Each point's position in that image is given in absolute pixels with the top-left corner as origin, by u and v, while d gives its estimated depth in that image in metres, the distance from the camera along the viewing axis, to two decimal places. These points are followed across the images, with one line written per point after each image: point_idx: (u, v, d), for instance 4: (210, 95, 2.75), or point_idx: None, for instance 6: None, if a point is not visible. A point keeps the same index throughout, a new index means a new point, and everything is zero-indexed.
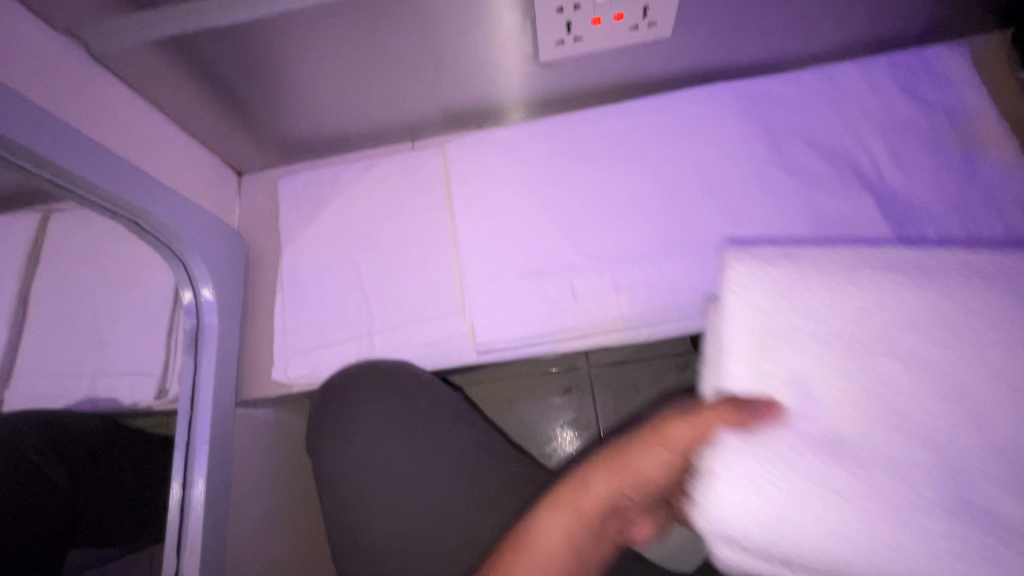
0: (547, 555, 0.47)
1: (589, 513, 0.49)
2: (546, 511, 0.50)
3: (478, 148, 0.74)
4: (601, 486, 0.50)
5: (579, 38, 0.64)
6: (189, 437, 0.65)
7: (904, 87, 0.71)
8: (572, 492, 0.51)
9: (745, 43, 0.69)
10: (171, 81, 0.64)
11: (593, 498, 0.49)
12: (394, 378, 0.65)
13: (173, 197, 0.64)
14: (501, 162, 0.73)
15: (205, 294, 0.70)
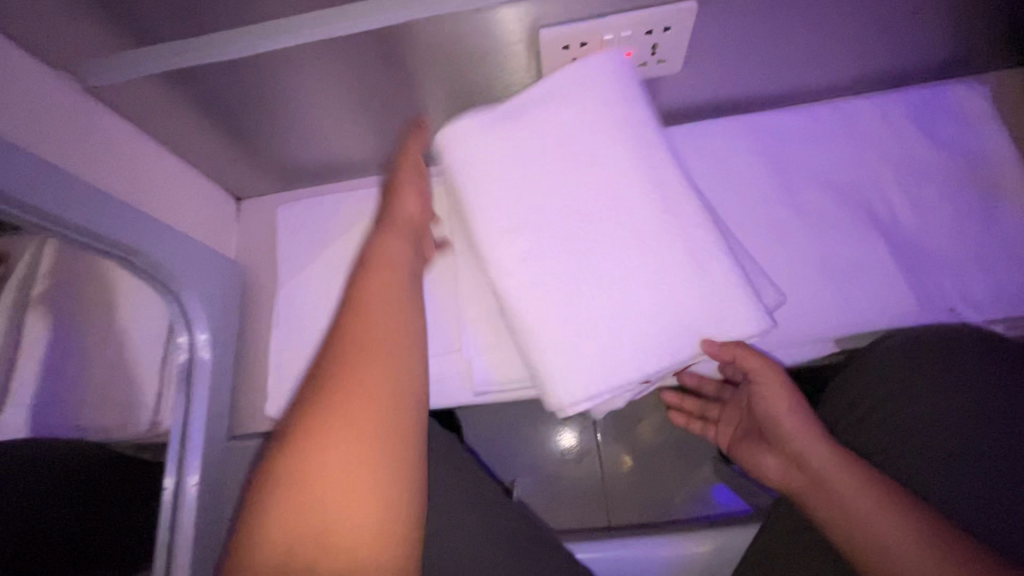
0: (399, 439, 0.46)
1: (403, 364, 0.48)
2: (361, 359, 0.47)
3: (483, 144, 0.59)
4: (399, 323, 0.51)
5: (586, 45, 0.58)
6: (177, 479, 0.65)
7: (920, 128, 0.68)
8: (360, 345, 0.48)
9: (756, 78, 0.67)
10: (167, 112, 0.62)
11: (385, 336, 0.50)
12: None
13: (169, 234, 0.62)
14: (513, 159, 0.58)
15: (200, 336, 0.66)
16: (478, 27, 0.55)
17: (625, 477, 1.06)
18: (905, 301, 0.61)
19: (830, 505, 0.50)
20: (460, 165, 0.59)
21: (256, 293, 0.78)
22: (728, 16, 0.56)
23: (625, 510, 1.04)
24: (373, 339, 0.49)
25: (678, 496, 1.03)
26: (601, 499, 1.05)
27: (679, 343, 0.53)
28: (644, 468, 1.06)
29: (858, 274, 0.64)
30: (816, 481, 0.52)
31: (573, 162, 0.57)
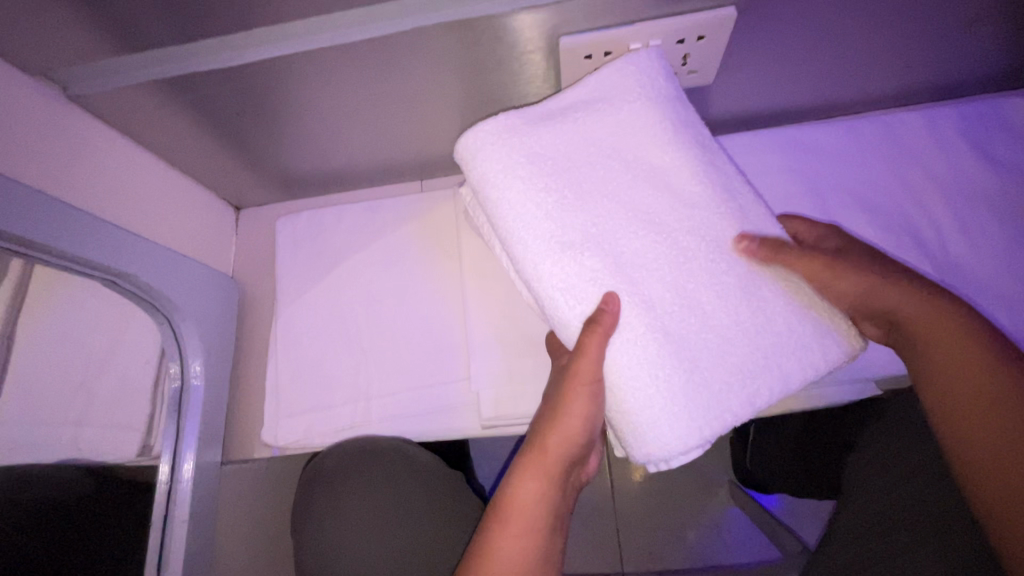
0: (524, 514, 0.45)
1: (534, 532, 0.45)
2: (508, 524, 0.45)
3: (514, 155, 0.47)
4: (536, 488, 0.46)
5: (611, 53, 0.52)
6: (166, 513, 0.62)
7: (974, 144, 0.62)
8: (505, 510, 0.46)
9: (790, 89, 0.62)
10: (155, 122, 0.59)
11: (526, 505, 0.46)
12: (370, 457, 0.62)
13: (156, 252, 0.59)
14: (548, 169, 0.47)
15: (194, 365, 0.65)
16: (492, 35, 0.50)
17: (638, 498, 1.02)
18: None
19: (936, 324, 0.44)
20: (493, 183, 0.47)
21: (254, 308, 0.75)
22: (767, 24, 0.51)
23: (637, 531, 1.01)
24: (520, 506, 0.46)
25: (692, 516, 1.00)
26: (611, 520, 1.02)
27: (790, 370, 0.46)
28: (658, 489, 1.02)
29: None
30: (925, 315, 0.45)
31: (625, 172, 0.48)
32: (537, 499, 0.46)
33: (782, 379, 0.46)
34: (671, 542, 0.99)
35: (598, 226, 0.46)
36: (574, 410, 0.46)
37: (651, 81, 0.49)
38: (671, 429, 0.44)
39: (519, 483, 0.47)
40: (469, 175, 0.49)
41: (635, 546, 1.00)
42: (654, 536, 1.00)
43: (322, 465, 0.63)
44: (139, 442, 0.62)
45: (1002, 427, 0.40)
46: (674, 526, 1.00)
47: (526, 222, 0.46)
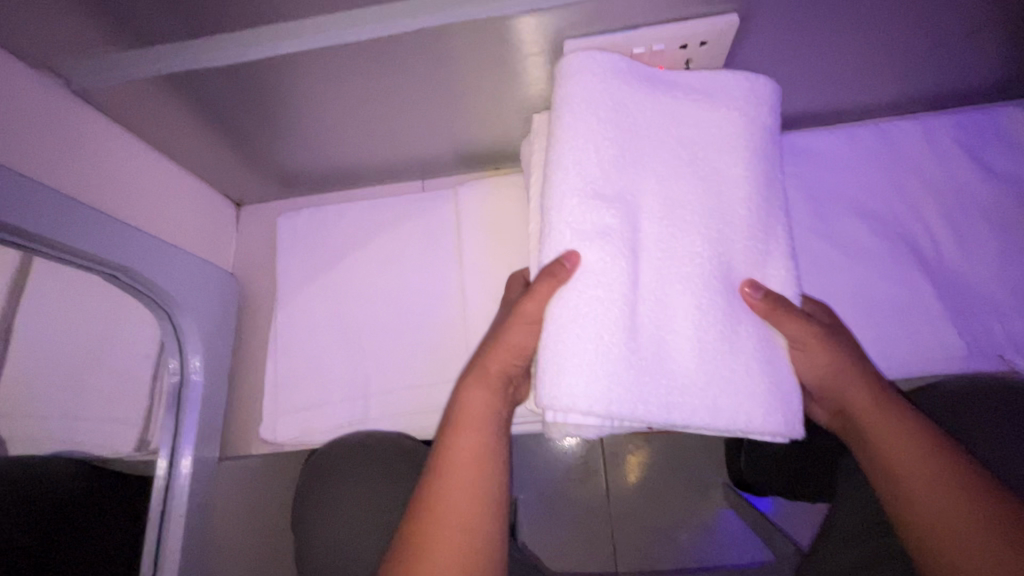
0: (471, 421, 0.48)
1: (484, 438, 0.47)
2: (458, 429, 0.47)
3: (600, 104, 0.48)
4: (480, 395, 0.49)
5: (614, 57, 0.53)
6: (163, 508, 0.62)
7: (970, 153, 0.63)
8: (454, 421, 0.48)
9: (789, 96, 0.63)
10: (158, 117, 0.59)
11: (474, 415, 0.48)
12: (377, 456, 0.60)
13: (158, 247, 0.59)
14: (609, 131, 0.48)
15: (194, 361, 0.65)
16: (496, 36, 0.51)
17: (633, 500, 1.03)
18: (951, 346, 0.57)
19: (879, 425, 0.45)
20: (567, 112, 0.47)
21: (253, 305, 0.75)
22: (769, 31, 0.51)
23: (632, 532, 1.01)
24: (471, 413, 0.48)
25: (687, 517, 1.01)
26: (606, 521, 1.02)
27: (722, 403, 0.44)
28: (653, 491, 1.03)
29: (899, 313, 0.59)
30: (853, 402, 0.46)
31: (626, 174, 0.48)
32: (483, 405, 0.48)
33: (711, 412, 0.44)
34: (665, 542, 1.00)
35: (613, 205, 0.46)
36: (515, 334, 0.48)
37: (733, 96, 0.51)
38: (584, 392, 0.42)
39: (465, 395, 0.49)
40: (557, 89, 0.48)
41: (630, 547, 1.01)
42: (648, 536, 1.01)
43: (320, 461, 0.63)
44: (137, 437, 0.62)
45: (947, 515, 0.41)
46: (669, 527, 1.01)
47: (558, 162, 0.47)
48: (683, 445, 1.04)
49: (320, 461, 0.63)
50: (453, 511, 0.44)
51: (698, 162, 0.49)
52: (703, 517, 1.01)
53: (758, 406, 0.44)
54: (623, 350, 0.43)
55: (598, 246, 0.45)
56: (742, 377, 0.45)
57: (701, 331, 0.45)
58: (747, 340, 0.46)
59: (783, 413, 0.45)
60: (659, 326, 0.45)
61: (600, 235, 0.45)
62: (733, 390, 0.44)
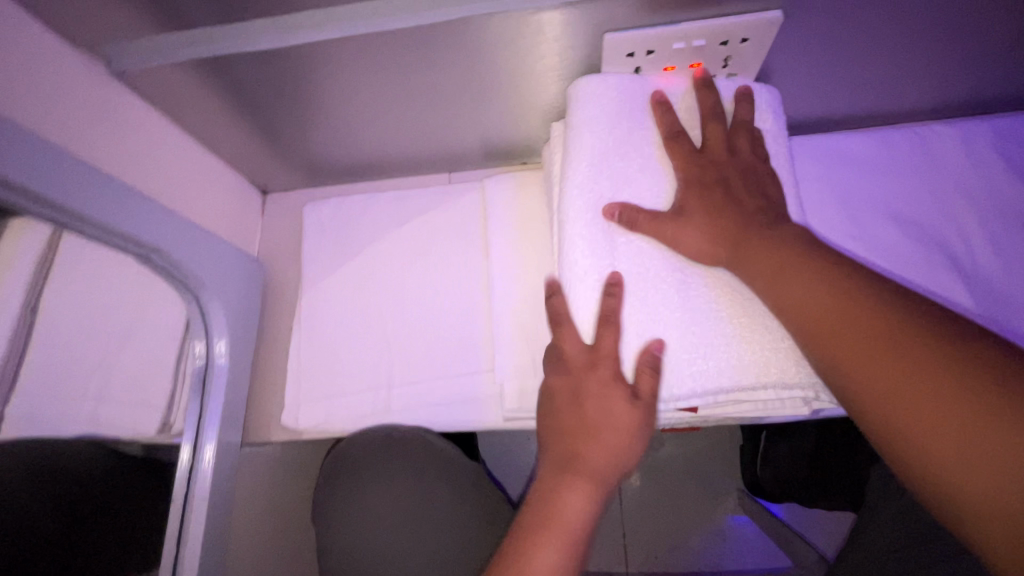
0: (569, 522, 0.46)
1: (576, 534, 0.46)
2: (551, 527, 0.46)
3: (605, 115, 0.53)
4: (580, 499, 0.47)
5: (652, 51, 0.52)
6: (187, 492, 0.61)
7: (1008, 161, 0.62)
8: (547, 517, 0.47)
9: (824, 96, 0.62)
10: (192, 101, 0.59)
11: (570, 519, 0.46)
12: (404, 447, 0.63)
13: (188, 229, 0.59)
14: (613, 144, 0.53)
15: (219, 344, 0.64)
16: (535, 28, 0.50)
17: (646, 502, 1.02)
18: None
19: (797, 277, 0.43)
20: (574, 133, 0.54)
21: (276, 293, 0.75)
22: (812, 28, 0.51)
23: (644, 535, 1.01)
24: (564, 514, 0.46)
25: (700, 522, 1.00)
26: (618, 522, 1.02)
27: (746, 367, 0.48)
28: (667, 494, 1.02)
29: None
30: (777, 265, 0.44)
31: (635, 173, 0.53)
32: (582, 509, 0.46)
33: (744, 371, 0.47)
34: (678, 546, 1.00)
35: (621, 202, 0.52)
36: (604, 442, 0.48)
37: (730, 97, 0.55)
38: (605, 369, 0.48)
39: (562, 491, 0.47)
40: (571, 115, 0.55)
41: (642, 551, 1.00)
42: (660, 542, 1.00)
43: (351, 448, 0.63)
44: (160, 420, 0.62)
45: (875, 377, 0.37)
46: (681, 532, 1.00)
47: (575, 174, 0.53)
48: (697, 449, 1.04)
49: (351, 448, 0.63)
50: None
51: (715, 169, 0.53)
52: (716, 522, 1.00)
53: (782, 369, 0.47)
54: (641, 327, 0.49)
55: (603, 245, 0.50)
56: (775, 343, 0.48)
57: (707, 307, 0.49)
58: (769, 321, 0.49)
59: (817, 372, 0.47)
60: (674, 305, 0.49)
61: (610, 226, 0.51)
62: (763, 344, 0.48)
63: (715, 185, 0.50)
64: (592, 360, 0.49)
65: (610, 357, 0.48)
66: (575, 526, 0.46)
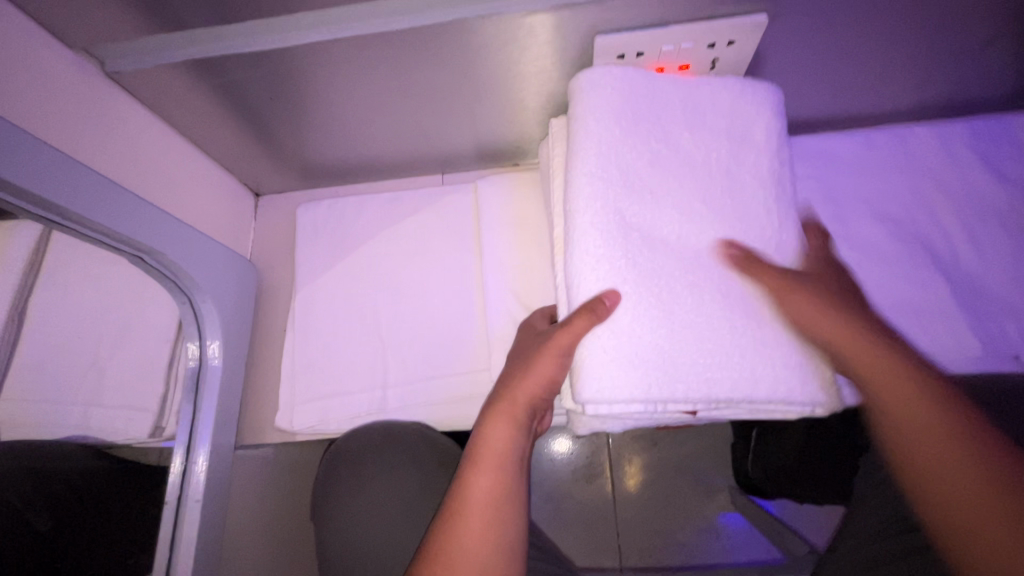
0: (493, 451, 0.48)
1: (508, 461, 0.48)
2: (478, 465, 0.47)
3: (614, 101, 0.49)
4: (503, 429, 0.49)
5: (641, 53, 0.54)
6: (180, 494, 0.61)
7: (983, 160, 0.64)
8: (475, 450, 0.48)
9: (809, 98, 0.64)
10: (185, 102, 0.59)
11: (497, 446, 0.48)
12: (404, 441, 0.61)
13: (181, 230, 0.59)
14: (623, 132, 0.48)
15: (211, 345, 0.64)
16: (529, 30, 0.51)
17: (639, 501, 1.03)
18: (968, 346, 0.56)
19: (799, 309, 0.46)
20: (581, 120, 0.49)
21: (270, 294, 0.75)
22: (797, 30, 0.52)
23: (637, 533, 1.01)
24: (490, 446, 0.48)
25: (694, 519, 1.01)
26: (612, 520, 1.02)
27: (759, 375, 0.44)
28: (660, 493, 1.03)
29: (919, 314, 0.58)
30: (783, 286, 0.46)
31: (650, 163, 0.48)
32: (507, 439, 0.48)
33: (751, 381, 0.44)
34: (671, 545, 1.00)
35: (631, 200, 0.47)
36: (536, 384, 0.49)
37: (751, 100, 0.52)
38: (617, 382, 0.43)
39: (485, 425, 0.49)
40: (574, 106, 0.50)
41: (636, 549, 1.01)
42: (654, 540, 1.01)
43: (344, 447, 0.62)
44: (152, 423, 0.62)
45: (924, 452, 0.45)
46: (674, 530, 1.01)
47: (580, 163, 0.48)
48: (691, 447, 1.04)
49: (344, 447, 0.62)
50: (480, 506, 0.45)
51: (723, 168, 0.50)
52: (709, 519, 1.01)
53: (796, 377, 0.45)
54: (652, 337, 0.44)
55: (609, 242, 0.45)
56: (790, 353, 0.45)
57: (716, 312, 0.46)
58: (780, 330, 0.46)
59: (819, 378, 0.46)
60: (685, 310, 0.45)
61: (618, 222, 0.46)
62: (769, 360, 0.45)
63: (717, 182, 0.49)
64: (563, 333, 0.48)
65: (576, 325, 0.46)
66: (503, 453, 0.48)
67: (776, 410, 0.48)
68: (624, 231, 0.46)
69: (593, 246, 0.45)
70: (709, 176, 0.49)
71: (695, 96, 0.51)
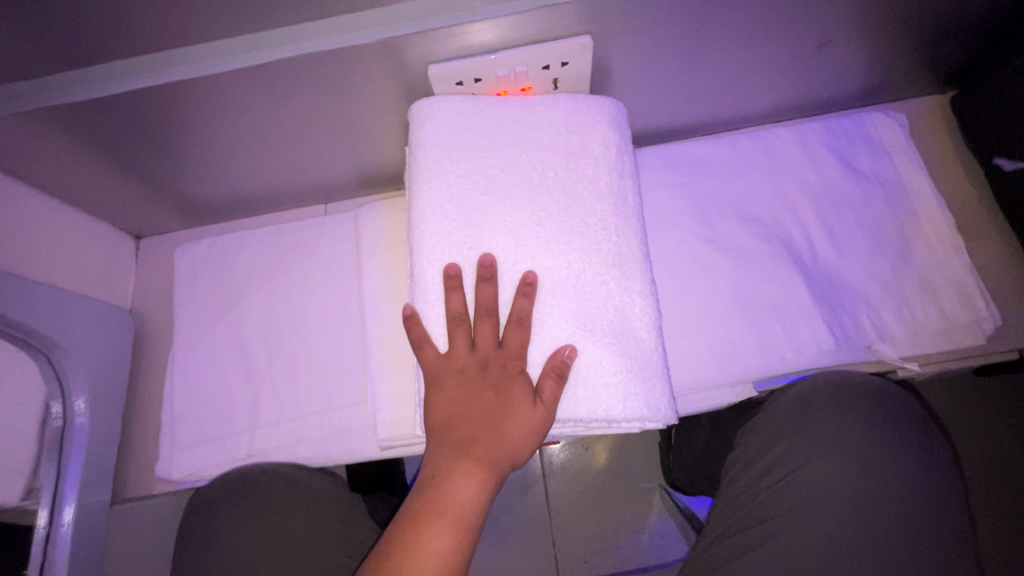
0: (457, 508, 0.47)
1: (468, 520, 0.47)
2: (439, 521, 0.46)
3: (451, 136, 0.53)
4: (472, 487, 0.48)
5: (480, 79, 0.54)
6: (43, 560, 0.58)
7: (837, 156, 0.66)
8: (437, 505, 0.47)
9: (666, 108, 0.66)
10: (26, 153, 0.57)
11: (463, 503, 0.47)
12: (264, 488, 0.60)
13: (33, 284, 0.57)
14: (463, 169, 0.53)
15: (78, 405, 0.61)
16: (363, 61, 0.52)
17: (571, 509, 1.04)
18: (822, 339, 0.58)
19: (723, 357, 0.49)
20: (422, 155, 0.53)
21: (154, 340, 0.73)
22: (627, 44, 0.54)
23: (571, 541, 1.02)
24: (456, 502, 0.47)
25: (625, 522, 1.02)
26: (546, 530, 1.03)
27: (580, 395, 0.48)
28: (591, 499, 1.04)
29: (777, 311, 0.60)
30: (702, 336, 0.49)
31: (487, 193, 0.52)
32: (474, 497, 0.47)
33: (569, 402, 0.48)
34: (604, 549, 1.02)
35: (466, 231, 0.51)
36: (507, 433, 0.49)
37: (587, 118, 0.54)
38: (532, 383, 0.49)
39: (453, 479, 0.48)
40: (413, 139, 0.54)
41: (570, 556, 1.02)
42: (588, 545, 1.02)
43: (206, 498, 0.61)
44: (24, 485, 0.57)
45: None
46: (607, 534, 1.02)
47: (421, 200, 0.52)
48: (617, 450, 1.05)
49: (207, 497, 0.61)
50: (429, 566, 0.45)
51: (557, 184, 0.53)
52: (640, 520, 1.02)
53: (617, 395, 0.47)
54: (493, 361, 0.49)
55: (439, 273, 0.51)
56: (612, 374, 0.48)
57: (543, 333, 0.50)
58: (603, 351, 0.48)
59: (643, 399, 0.47)
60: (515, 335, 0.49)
61: (451, 249, 0.51)
62: (590, 382, 0.48)
63: (554, 210, 0.52)
64: (481, 359, 0.50)
65: (490, 347, 0.50)
66: (468, 511, 0.47)
67: (610, 428, 0.50)
68: (461, 260, 0.51)
69: (429, 274, 0.51)
70: (541, 199, 0.52)
71: (532, 119, 0.54)
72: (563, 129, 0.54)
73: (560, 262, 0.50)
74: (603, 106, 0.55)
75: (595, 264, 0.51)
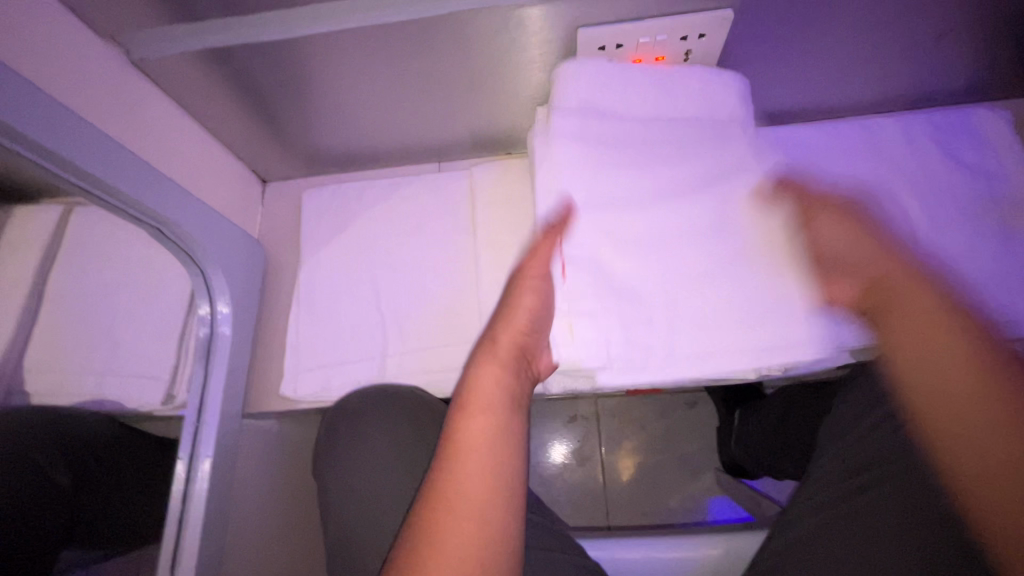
0: (479, 393, 0.48)
1: (497, 403, 0.48)
2: (467, 410, 0.47)
3: (590, 96, 0.58)
4: (492, 372, 0.50)
5: (621, 45, 0.59)
6: (192, 451, 0.64)
7: (943, 148, 0.68)
8: (463, 398, 0.48)
9: (777, 91, 0.69)
10: (200, 89, 0.64)
11: (485, 388, 0.49)
12: (399, 401, 0.65)
13: (195, 204, 0.63)
14: (599, 126, 0.58)
15: (222, 310, 0.69)
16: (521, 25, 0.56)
17: (628, 483, 1.07)
18: None
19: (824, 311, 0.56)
20: (561, 111, 0.57)
21: (276, 274, 0.79)
22: (763, 22, 0.57)
23: (627, 514, 1.05)
24: (479, 388, 0.49)
25: (681, 500, 1.05)
26: (602, 500, 1.06)
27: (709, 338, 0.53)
28: (649, 475, 1.07)
29: None
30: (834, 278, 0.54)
31: (618, 151, 0.57)
32: (495, 381, 0.49)
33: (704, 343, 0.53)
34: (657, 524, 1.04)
35: (599, 184, 0.56)
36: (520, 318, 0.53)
37: (715, 92, 0.59)
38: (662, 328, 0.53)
39: (472, 373, 0.50)
40: (554, 97, 0.58)
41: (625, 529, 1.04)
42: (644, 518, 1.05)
43: (343, 409, 0.66)
44: (165, 391, 0.65)
45: (970, 420, 0.46)
46: (662, 509, 1.05)
47: (561, 150, 0.56)
48: (676, 430, 1.09)
49: (343, 409, 0.66)
50: (468, 449, 0.45)
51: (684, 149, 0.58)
52: (695, 500, 1.05)
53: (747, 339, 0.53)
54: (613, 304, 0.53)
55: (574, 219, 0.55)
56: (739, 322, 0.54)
57: (671, 282, 0.55)
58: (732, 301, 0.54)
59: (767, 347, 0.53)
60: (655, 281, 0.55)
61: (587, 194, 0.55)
62: (720, 324, 0.54)
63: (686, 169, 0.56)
64: None
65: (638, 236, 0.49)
66: (493, 394, 0.48)
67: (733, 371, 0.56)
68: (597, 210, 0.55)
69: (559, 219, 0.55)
70: (671, 161, 0.58)
71: (665, 89, 0.59)
72: (692, 99, 0.59)
73: (695, 219, 0.56)
74: (731, 79, 0.59)
75: (715, 224, 0.56)
